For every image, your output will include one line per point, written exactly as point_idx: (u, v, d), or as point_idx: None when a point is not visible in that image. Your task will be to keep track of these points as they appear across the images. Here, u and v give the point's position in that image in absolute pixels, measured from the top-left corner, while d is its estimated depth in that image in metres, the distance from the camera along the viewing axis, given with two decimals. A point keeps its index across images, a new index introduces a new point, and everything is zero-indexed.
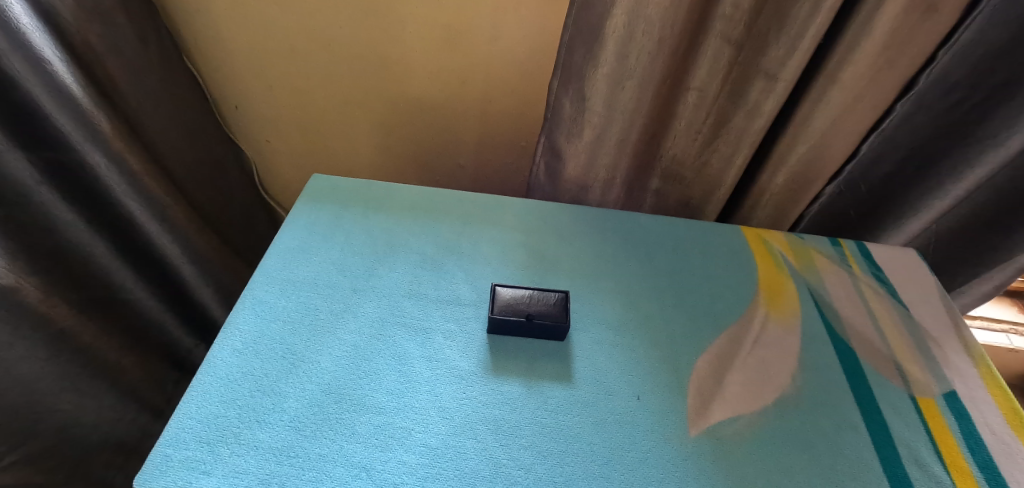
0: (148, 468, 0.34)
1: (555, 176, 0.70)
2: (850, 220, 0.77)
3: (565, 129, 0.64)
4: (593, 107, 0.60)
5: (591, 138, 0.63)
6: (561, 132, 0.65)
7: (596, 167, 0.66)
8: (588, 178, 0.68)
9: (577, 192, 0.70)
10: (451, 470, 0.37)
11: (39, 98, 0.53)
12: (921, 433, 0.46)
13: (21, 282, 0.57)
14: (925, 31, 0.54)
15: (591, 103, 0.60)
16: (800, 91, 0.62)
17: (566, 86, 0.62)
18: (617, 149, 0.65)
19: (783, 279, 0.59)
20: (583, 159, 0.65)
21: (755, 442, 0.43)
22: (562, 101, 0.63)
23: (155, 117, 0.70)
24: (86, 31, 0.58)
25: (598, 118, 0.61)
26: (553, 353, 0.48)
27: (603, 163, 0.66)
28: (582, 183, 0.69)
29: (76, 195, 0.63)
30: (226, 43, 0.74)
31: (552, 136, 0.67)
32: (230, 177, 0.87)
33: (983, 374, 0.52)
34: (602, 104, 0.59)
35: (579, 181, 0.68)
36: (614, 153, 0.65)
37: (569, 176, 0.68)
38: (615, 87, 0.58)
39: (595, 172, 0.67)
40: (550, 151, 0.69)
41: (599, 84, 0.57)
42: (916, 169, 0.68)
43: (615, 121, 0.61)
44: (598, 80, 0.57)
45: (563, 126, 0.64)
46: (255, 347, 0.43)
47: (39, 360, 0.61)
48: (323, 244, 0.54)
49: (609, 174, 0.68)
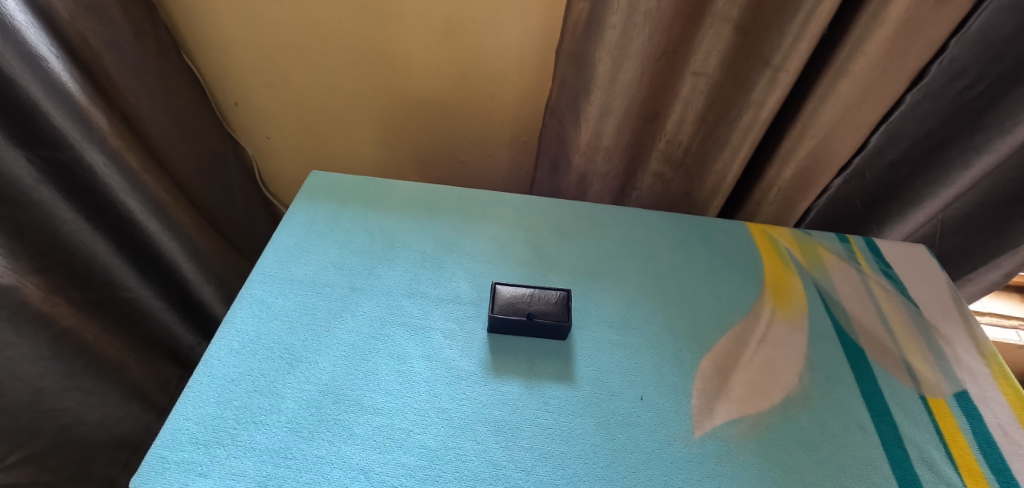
0: (145, 470, 0.34)
1: (561, 142, 0.70)
2: (856, 210, 0.75)
3: (568, 97, 0.65)
4: (596, 78, 0.59)
5: (594, 111, 0.62)
6: (566, 99, 0.66)
7: (602, 135, 0.65)
8: (593, 149, 0.66)
9: (581, 166, 0.69)
10: (450, 472, 0.37)
11: (34, 96, 0.53)
12: (931, 433, 0.45)
13: (22, 282, 0.57)
14: (936, 20, 0.52)
15: (593, 74, 0.59)
16: (807, 83, 0.60)
17: (568, 53, 0.62)
18: (620, 120, 0.63)
19: (790, 277, 0.58)
20: (588, 129, 0.64)
21: (760, 443, 0.42)
22: (563, 69, 0.64)
23: (155, 114, 0.70)
24: (83, 28, 0.57)
25: (600, 90, 0.60)
26: (555, 353, 0.47)
27: (608, 131, 0.64)
28: (587, 154, 0.67)
29: (75, 194, 0.63)
30: (224, 38, 0.73)
31: (556, 104, 0.68)
32: (230, 173, 0.86)
33: (996, 374, 0.51)
34: (604, 76, 0.58)
35: (585, 151, 0.66)
36: (619, 120, 0.63)
37: (573, 145, 0.67)
38: (617, 61, 0.57)
39: (600, 142, 0.66)
40: (554, 117, 0.69)
41: (604, 55, 0.57)
42: (923, 159, 0.67)
43: (614, 93, 0.60)
44: (601, 51, 0.57)
45: (567, 90, 0.65)
46: (253, 347, 0.43)
47: (43, 359, 0.61)
48: (321, 242, 0.54)
49: (612, 142, 0.66)
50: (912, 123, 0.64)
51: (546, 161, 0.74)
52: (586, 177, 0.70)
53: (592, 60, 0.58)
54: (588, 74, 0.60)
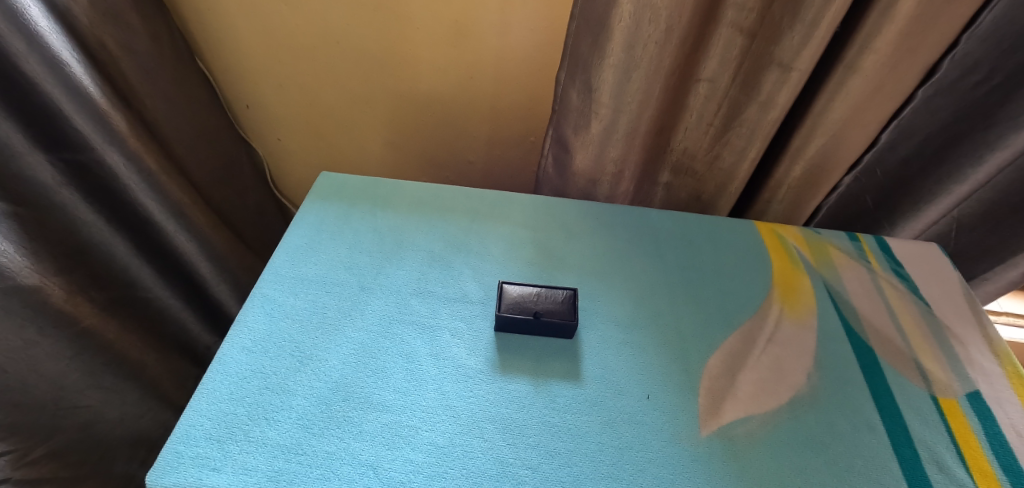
0: (161, 465, 0.35)
1: (565, 169, 0.68)
2: (866, 207, 0.74)
3: (573, 123, 0.63)
4: (601, 98, 0.58)
5: (600, 132, 0.61)
6: (570, 124, 0.64)
7: (605, 159, 0.64)
8: (599, 171, 0.66)
9: (586, 186, 0.68)
10: (458, 469, 0.37)
11: (58, 100, 0.55)
12: (942, 434, 0.44)
13: (45, 282, 0.59)
14: (947, 16, 0.51)
15: (598, 94, 0.58)
16: (816, 81, 0.60)
17: (573, 77, 0.60)
18: (627, 142, 0.62)
19: (798, 275, 0.58)
20: (593, 150, 0.63)
21: (766, 442, 0.42)
22: (569, 92, 0.62)
23: (171, 117, 0.71)
24: (103, 33, 0.59)
25: (609, 110, 0.58)
26: (562, 351, 0.47)
27: (612, 154, 0.63)
28: (593, 177, 0.66)
29: (97, 197, 0.65)
30: (236, 42, 0.74)
31: (559, 129, 0.66)
32: (244, 176, 0.88)
33: (1009, 374, 0.51)
34: (609, 95, 0.57)
35: (589, 175, 0.66)
36: (625, 142, 0.62)
37: (579, 170, 0.66)
38: (623, 80, 0.56)
39: (604, 166, 0.65)
40: (558, 143, 0.67)
41: None
42: (935, 155, 0.66)
43: (625, 112, 0.59)
44: (607, 71, 0.55)
45: (571, 117, 0.63)
46: (265, 345, 0.44)
47: (65, 357, 0.63)
48: (331, 243, 0.54)
49: (620, 165, 0.65)
50: (925, 120, 0.63)
51: (548, 189, 0.74)
52: (594, 196, 0.69)
53: (598, 81, 0.57)
54: (596, 96, 0.58)
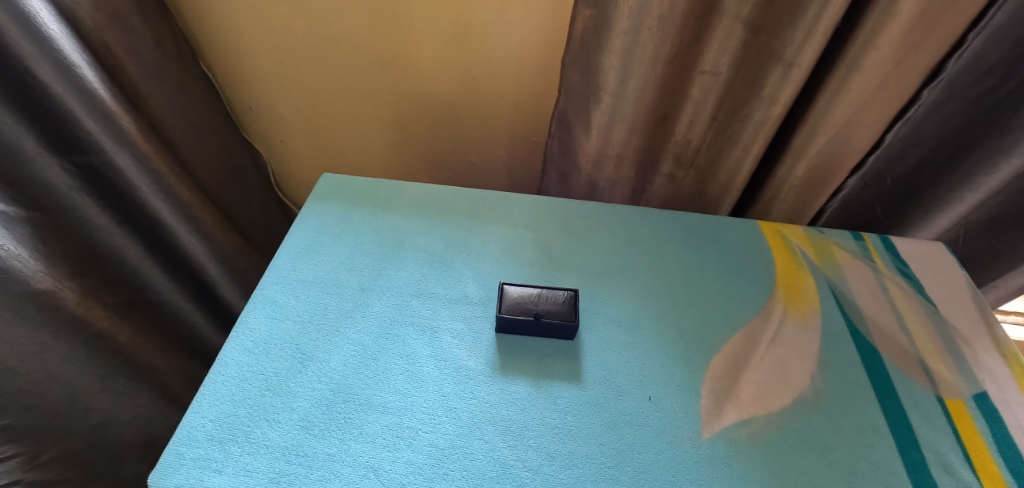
0: (163, 466, 0.35)
1: (568, 150, 0.68)
2: (875, 215, 0.74)
3: (575, 107, 0.63)
4: (602, 82, 0.58)
5: (601, 117, 0.61)
6: (574, 107, 0.63)
7: (608, 144, 0.64)
8: (601, 155, 0.65)
9: (590, 172, 0.68)
10: (458, 471, 0.37)
11: (68, 103, 0.55)
12: (948, 435, 0.44)
13: (59, 287, 0.59)
14: (953, 12, 0.51)
15: (599, 79, 0.58)
16: (819, 77, 0.59)
17: (574, 63, 0.60)
18: (628, 126, 0.62)
19: (801, 275, 0.57)
20: (595, 135, 0.63)
21: (774, 444, 0.42)
22: (571, 77, 0.61)
23: (177, 117, 0.71)
24: (108, 36, 0.59)
25: (609, 94, 0.58)
26: (563, 352, 0.47)
27: (615, 139, 0.63)
28: (595, 160, 0.66)
29: (107, 200, 0.65)
30: (240, 42, 0.74)
31: (564, 112, 0.66)
32: (247, 177, 0.88)
33: (1017, 374, 0.50)
34: (610, 80, 0.57)
35: (592, 158, 0.65)
36: (628, 125, 0.62)
37: (581, 152, 0.66)
38: (625, 64, 0.56)
39: (607, 153, 0.65)
40: (562, 126, 0.67)
41: None
42: (945, 160, 0.65)
43: (625, 96, 0.59)
44: (608, 55, 0.55)
45: (574, 99, 0.63)
46: (266, 347, 0.44)
47: (78, 361, 0.63)
48: (333, 244, 0.55)
49: (622, 149, 0.65)
50: (935, 123, 0.63)
51: (554, 172, 0.73)
52: (596, 182, 0.69)
53: (599, 65, 0.57)
54: (597, 81, 0.58)
